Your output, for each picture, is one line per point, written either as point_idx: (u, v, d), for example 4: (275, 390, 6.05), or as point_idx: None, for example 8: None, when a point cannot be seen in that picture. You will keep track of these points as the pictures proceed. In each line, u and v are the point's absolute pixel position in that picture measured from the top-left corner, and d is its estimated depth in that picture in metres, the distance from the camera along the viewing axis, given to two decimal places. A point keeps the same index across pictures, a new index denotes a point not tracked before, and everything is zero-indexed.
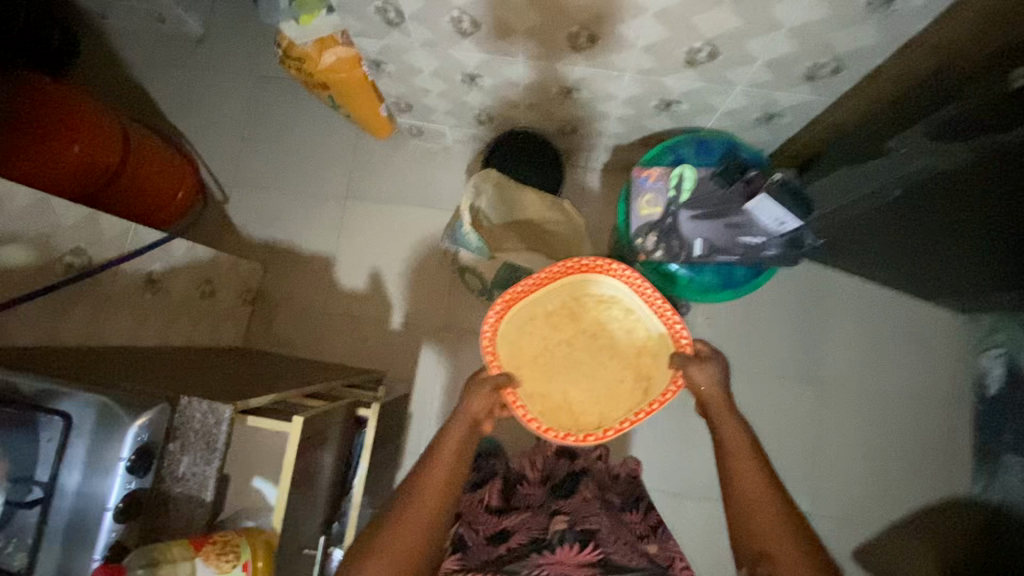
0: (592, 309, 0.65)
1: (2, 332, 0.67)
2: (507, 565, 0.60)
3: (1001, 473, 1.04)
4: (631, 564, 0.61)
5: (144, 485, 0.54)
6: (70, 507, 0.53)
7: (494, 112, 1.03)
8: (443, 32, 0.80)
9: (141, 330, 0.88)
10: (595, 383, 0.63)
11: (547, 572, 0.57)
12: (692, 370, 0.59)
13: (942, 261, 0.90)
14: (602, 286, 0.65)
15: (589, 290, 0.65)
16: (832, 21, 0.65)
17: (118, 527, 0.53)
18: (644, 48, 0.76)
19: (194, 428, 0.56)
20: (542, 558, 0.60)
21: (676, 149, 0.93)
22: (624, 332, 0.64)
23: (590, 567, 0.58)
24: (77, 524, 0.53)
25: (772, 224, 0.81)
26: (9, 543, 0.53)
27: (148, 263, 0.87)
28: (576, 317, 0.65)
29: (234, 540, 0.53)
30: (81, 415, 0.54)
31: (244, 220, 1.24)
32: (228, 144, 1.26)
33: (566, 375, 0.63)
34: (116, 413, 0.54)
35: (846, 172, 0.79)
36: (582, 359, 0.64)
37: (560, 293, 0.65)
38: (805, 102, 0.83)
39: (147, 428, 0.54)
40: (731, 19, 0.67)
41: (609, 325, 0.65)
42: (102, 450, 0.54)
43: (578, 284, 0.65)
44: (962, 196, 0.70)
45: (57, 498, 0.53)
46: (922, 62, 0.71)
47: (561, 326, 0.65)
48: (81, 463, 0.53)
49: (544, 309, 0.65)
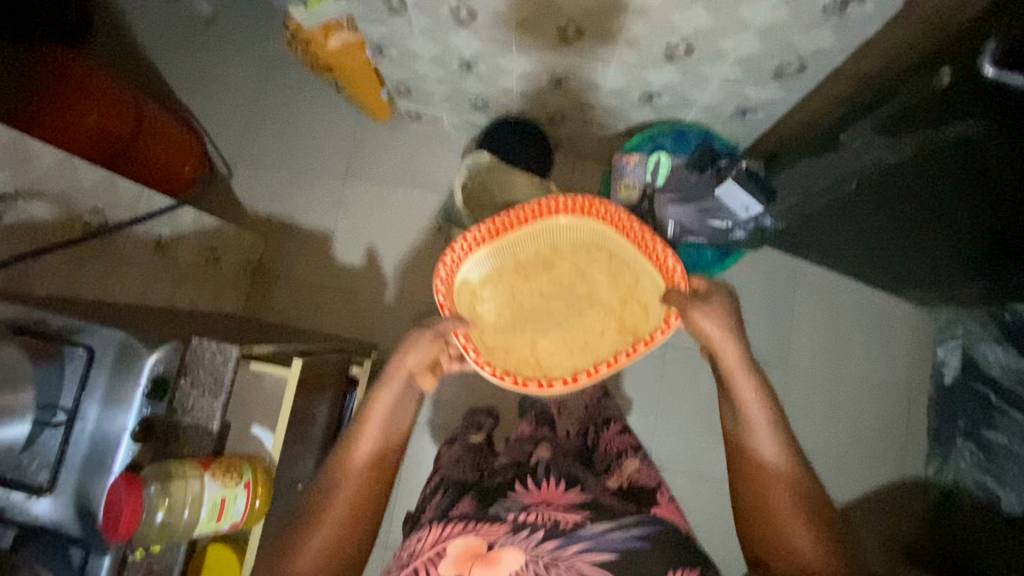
0: (571, 257, 0.72)
1: (27, 279, 0.71)
2: (493, 508, 0.67)
3: (952, 457, 1.11)
4: (615, 503, 0.69)
5: (157, 412, 0.61)
6: (92, 431, 0.59)
7: (488, 98, 1.09)
8: (442, 20, 0.86)
9: (150, 288, 0.93)
10: (569, 332, 0.71)
11: (535, 515, 0.64)
12: (698, 315, 0.64)
13: (902, 254, 0.97)
14: (565, 232, 0.72)
15: (553, 238, 0.72)
16: (795, 23, 0.72)
17: (135, 446, 0.59)
18: (627, 42, 0.82)
19: (204, 364, 0.63)
20: (530, 501, 0.67)
21: (654, 139, 1.03)
22: (607, 278, 0.72)
23: (576, 507, 0.66)
24: (102, 445, 0.59)
25: (739, 209, 0.95)
26: (34, 461, 0.58)
27: (158, 227, 0.93)
28: (553, 265, 0.72)
29: (236, 464, 0.62)
30: (103, 348, 0.60)
31: (247, 194, 1.30)
32: (234, 121, 1.32)
33: (541, 324, 0.71)
34: (135, 348, 0.60)
35: (808, 164, 0.88)
36: (560, 308, 0.72)
37: (535, 240, 0.72)
38: (774, 100, 0.90)
39: (161, 361, 0.60)
40: (705, 18, 0.74)
41: (590, 272, 0.72)
42: (120, 380, 0.60)
43: (558, 229, 0.72)
44: (912, 187, 0.77)
45: (80, 422, 0.59)
46: (875, 64, 0.78)
47: (537, 276, 0.72)
48: (101, 393, 0.60)
49: (522, 256, 0.72)
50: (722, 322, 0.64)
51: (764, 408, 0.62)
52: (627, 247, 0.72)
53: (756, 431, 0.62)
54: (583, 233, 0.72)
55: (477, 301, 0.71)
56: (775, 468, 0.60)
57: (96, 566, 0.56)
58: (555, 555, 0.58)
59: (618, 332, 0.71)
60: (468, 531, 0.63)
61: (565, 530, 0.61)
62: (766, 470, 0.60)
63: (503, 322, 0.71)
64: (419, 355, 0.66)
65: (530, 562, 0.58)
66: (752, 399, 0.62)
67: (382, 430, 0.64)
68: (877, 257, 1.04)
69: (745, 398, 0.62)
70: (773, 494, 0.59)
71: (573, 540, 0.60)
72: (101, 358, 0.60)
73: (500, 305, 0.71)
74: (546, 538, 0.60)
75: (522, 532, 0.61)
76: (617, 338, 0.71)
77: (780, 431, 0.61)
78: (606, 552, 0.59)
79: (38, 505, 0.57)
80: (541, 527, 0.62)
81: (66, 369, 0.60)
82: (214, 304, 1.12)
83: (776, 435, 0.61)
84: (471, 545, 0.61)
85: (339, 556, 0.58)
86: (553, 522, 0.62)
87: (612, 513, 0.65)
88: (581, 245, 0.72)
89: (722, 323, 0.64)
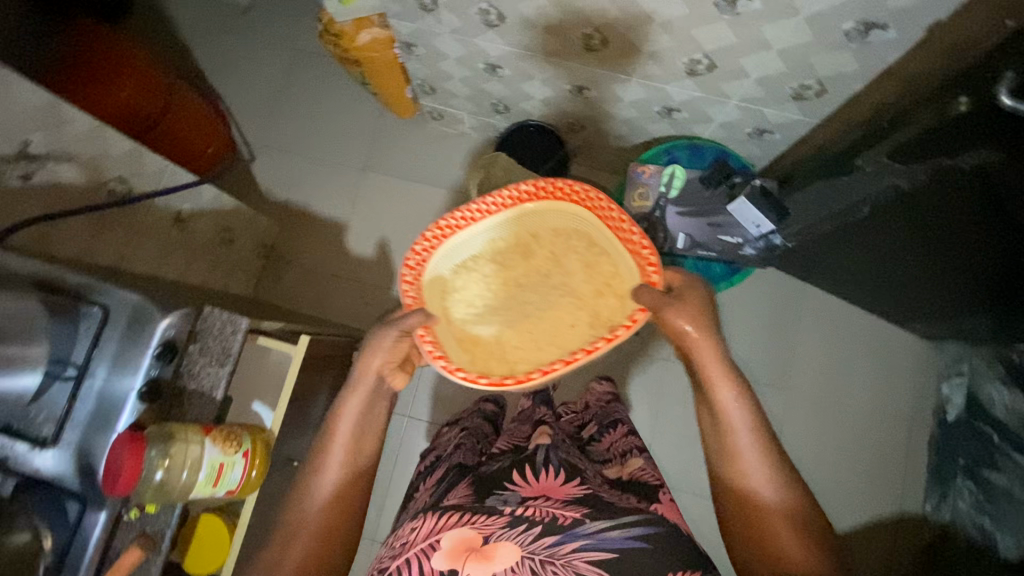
0: (545, 244, 0.73)
1: (51, 239, 0.74)
2: (490, 500, 0.67)
3: (953, 494, 1.10)
4: (619, 500, 0.67)
5: (165, 374, 0.61)
6: (99, 389, 0.61)
7: (510, 103, 1.12)
8: (471, 21, 0.89)
9: (166, 261, 0.94)
10: (539, 324, 0.70)
11: (532, 507, 0.64)
12: (670, 313, 0.63)
13: (911, 284, 0.98)
14: (541, 219, 0.73)
15: (529, 225, 0.73)
16: (816, 46, 0.73)
17: (141, 406, 0.60)
18: (650, 54, 0.84)
19: (214, 333, 0.65)
20: (529, 495, 0.67)
21: (670, 152, 1.05)
22: (582, 266, 0.72)
23: (576, 499, 0.65)
24: (107, 403, 0.60)
25: (750, 226, 0.97)
26: (41, 413, 0.59)
27: (179, 202, 0.95)
28: (527, 254, 0.74)
29: (237, 433, 0.63)
30: (118, 309, 0.62)
31: (266, 179, 1.32)
32: (260, 108, 1.35)
33: (512, 314, 0.71)
34: (149, 312, 0.61)
35: (822, 186, 0.89)
36: (532, 297, 0.72)
37: (509, 227, 0.73)
38: (791, 121, 0.91)
39: (172, 326, 0.61)
40: (728, 35, 0.75)
41: (565, 259, 0.73)
42: (132, 340, 0.61)
43: (532, 217, 0.73)
44: (925, 216, 0.78)
45: (89, 378, 0.61)
46: (892, 92, 0.79)
47: (510, 265, 0.73)
48: (110, 353, 0.61)
49: (495, 244, 0.74)
50: (698, 320, 0.63)
51: (745, 413, 0.60)
52: (601, 232, 0.71)
53: (741, 439, 0.60)
54: (557, 219, 0.73)
55: (450, 288, 0.73)
56: (765, 477, 0.59)
57: (92, 521, 0.57)
58: (550, 553, 0.57)
59: (590, 322, 0.69)
60: (462, 525, 0.62)
61: (563, 525, 0.60)
62: (756, 480, 0.59)
63: (475, 311, 0.72)
64: (384, 354, 0.66)
65: (524, 560, 0.57)
66: (733, 405, 0.61)
67: (353, 435, 0.64)
68: (884, 287, 1.05)
69: (727, 403, 0.61)
70: (764, 509, 0.58)
71: (572, 536, 0.59)
72: (113, 318, 0.62)
73: (474, 295, 0.73)
74: (544, 533, 0.59)
75: (521, 525, 0.61)
76: (589, 329, 0.69)
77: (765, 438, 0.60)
78: (607, 552, 0.58)
79: (38, 457, 0.58)
80: (539, 522, 0.61)
81: (77, 327, 0.61)
82: (225, 284, 1.13)
83: (762, 442, 0.60)
84: (466, 538, 0.60)
85: (332, 536, 0.60)
86: (551, 517, 0.61)
87: (614, 509, 0.64)
88: (555, 234, 0.73)
89: (695, 320, 0.63)
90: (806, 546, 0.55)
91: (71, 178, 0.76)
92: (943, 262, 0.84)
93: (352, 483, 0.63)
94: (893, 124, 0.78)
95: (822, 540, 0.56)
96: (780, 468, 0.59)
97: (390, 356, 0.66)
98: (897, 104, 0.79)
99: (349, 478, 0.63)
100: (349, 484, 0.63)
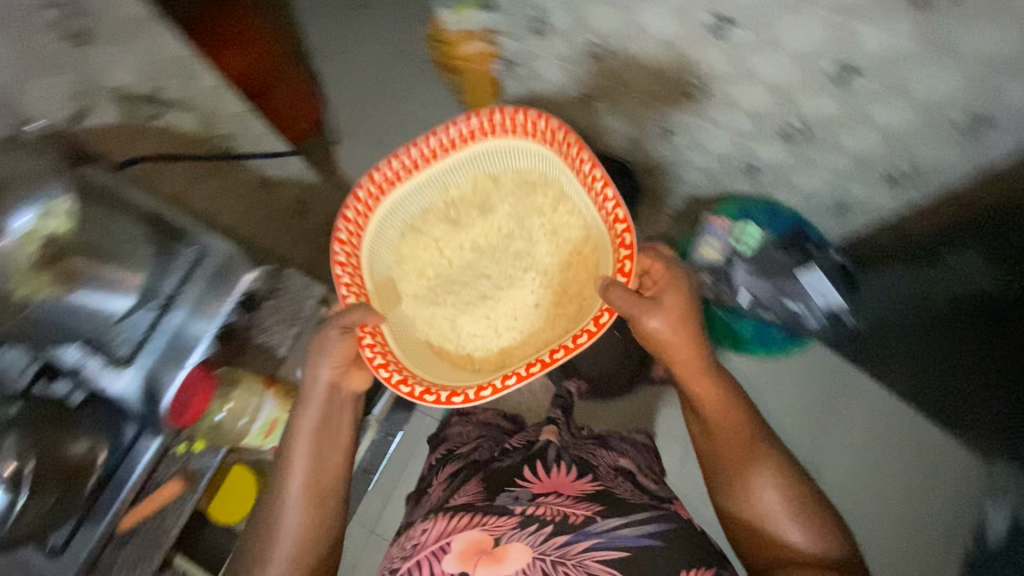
0: (504, 204, 0.73)
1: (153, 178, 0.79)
2: (498, 498, 0.70)
3: None
4: (631, 499, 0.70)
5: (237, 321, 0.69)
6: (177, 324, 0.64)
7: (594, 134, 1.14)
8: (579, 51, 0.92)
9: (246, 220, 1.00)
10: (503, 306, 0.70)
11: (541, 505, 0.68)
12: (645, 316, 0.65)
13: (952, 393, 1.01)
14: (473, 167, 0.73)
15: (486, 173, 0.73)
16: (919, 132, 0.73)
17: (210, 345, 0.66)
18: (746, 111, 0.85)
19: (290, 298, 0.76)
20: (540, 492, 0.70)
21: (746, 209, 1.04)
22: (550, 233, 0.72)
23: (587, 497, 0.69)
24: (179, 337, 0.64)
25: (818, 298, 1.00)
26: (119, 336, 0.61)
27: (270, 168, 1.00)
28: (484, 214, 0.73)
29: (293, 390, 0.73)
30: (211, 255, 0.67)
31: (346, 163, 1.38)
32: (354, 97, 1.42)
33: (470, 288, 0.72)
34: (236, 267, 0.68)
35: (909, 270, 0.96)
36: (493, 265, 0.73)
37: (461, 176, 0.73)
38: (875, 203, 0.90)
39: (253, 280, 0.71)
40: (831, 105, 0.76)
41: (529, 222, 0.73)
42: (215, 285, 0.66)
43: (486, 163, 0.72)
44: (1010, 321, 0.85)
45: (171, 312, 0.64)
46: (985, 198, 0.78)
47: (469, 230, 0.73)
48: (195, 291, 0.65)
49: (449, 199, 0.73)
50: (666, 328, 0.67)
51: (728, 415, 0.70)
52: (570, 187, 0.70)
53: (732, 440, 0.69)
54: (517, 171, 0.73)
55: (400, 261, 0.72)
56: (757, 473, 0.67)
57: (145, 445, 0.61)
58: (562, 553, 0.61)
59: (555, 306, 0.69)
60: (475, 526, 0.66)
61: (574, 525, 0.64)
62: (751, 475, 0.67)
63: (430, 287, 0.72)
64: (332, 356, 0.65)
65: (535, 561, 0.60)
66: (717, 408, 0.70)
67: (313, 447, 0.67)
68: (922, 387, 1.06)
69: (708, 406, 0.71)
70: (762, 494, 0.66)
71: (584, 535, 0.62)
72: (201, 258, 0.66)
73: (427, 266, 0.73)
74: (556, 533, 0.63)
75: (530, 526, 0.64)
76: (557, 313, 0.69)
77: (752, 436, 0.70)
78: (618, 550, 0.62)
79: (111, 375, 0.60)
80: (550, 521, 0.64)
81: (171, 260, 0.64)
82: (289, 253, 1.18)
83: (750, 439, 0.69)
84: (478, 541, 0.63)
85: (317, 523, 0.67)
86: (561, 516, 0.65)
87: (626, 509, 0.67)
88: (517, 181, 0.73)
89: (667, 328, 0.67)
90: (806, 526, 0.64)
91: (188, 127, 0.82)
92: (1000, 378, 0.89)
93: (323, 493, 0.67)
94: (987, 235, 0.82)
95: (819, 515, 0.65)
96: (805, 492, 0.66)
97: (334, 362, 0.66)
98: (989, 214, 0.80)
99: (316, 488, 0.67)
100: (314, 493, 0.67)
